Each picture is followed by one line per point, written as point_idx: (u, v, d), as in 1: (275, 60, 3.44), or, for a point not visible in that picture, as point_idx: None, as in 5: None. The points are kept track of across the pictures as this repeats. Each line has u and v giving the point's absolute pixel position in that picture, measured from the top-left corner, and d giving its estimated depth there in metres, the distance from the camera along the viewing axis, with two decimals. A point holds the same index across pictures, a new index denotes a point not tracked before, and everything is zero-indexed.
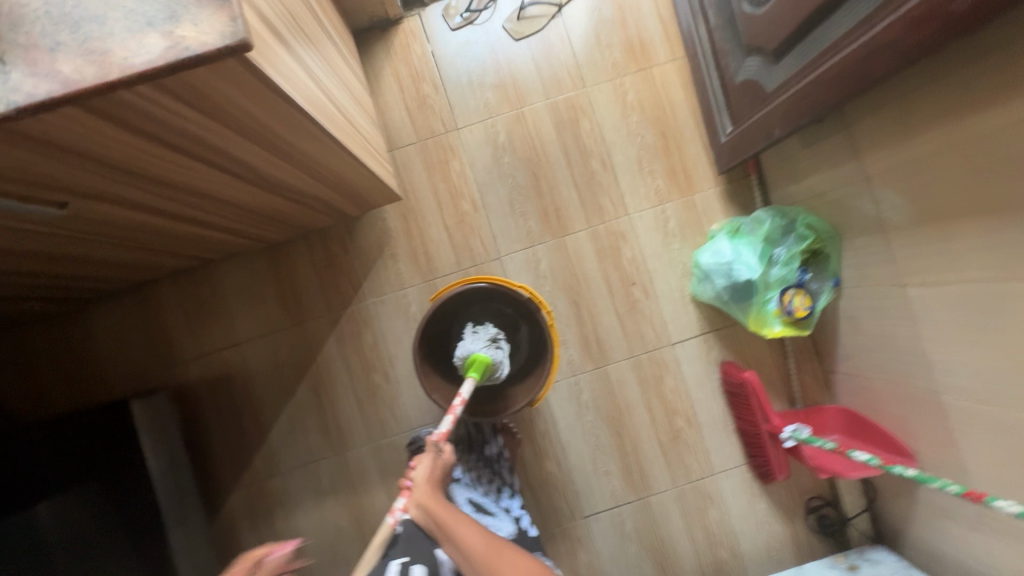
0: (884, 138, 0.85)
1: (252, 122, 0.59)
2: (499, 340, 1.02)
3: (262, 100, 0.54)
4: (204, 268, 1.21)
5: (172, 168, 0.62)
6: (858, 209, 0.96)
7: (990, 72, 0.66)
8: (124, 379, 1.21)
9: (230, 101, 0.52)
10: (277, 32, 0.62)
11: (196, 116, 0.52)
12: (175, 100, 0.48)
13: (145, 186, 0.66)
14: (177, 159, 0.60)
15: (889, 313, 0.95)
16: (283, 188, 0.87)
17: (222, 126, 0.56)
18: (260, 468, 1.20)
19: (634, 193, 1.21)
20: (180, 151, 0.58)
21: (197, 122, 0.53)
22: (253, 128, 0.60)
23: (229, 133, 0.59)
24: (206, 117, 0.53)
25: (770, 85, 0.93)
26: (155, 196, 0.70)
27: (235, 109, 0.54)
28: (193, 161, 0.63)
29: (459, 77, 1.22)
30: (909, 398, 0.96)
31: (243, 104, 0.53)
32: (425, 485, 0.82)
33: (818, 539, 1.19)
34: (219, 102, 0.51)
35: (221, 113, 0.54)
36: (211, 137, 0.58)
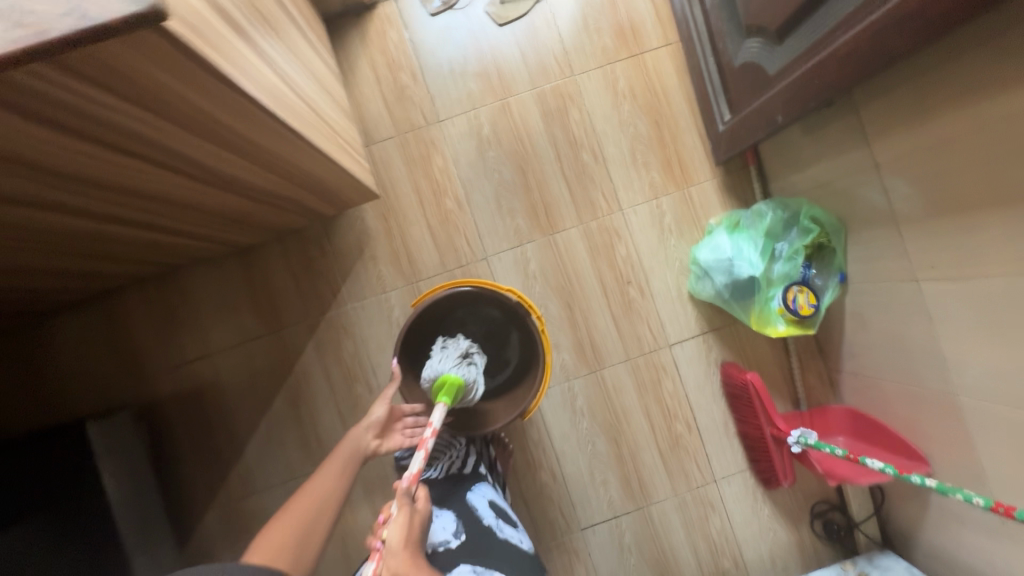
0: (895, 121, 0.79)
1: (189, 109, 0.51)
2: (472, 356, 0.93)
3: (194, 83, 0.47)
4: (170, 274, 1.13)
5: (96, 164, 0.55)
6: (866, 199, 0.90)
7: (1014, 49, 0.60)
8: (86, 395, 1.12)
9: (156, 82, 0.44)
10: (222, 8, 0.55)
11: (114, 101, 0.44)
12: (83, 82, 0.40)
13: (68, 185, 0.59)
14: (101, 154, 0.53)
15: (900, 309, 0.89)
16: (241, 186, 0.79)
17: (151, 114, 0.49)
18: (234, 487, 1.13)
19: (628, 186, 1.15)
20: (101, 143, 0.51)
21: (118, 110, 0.46)
22: (193, 116, 0.53)
23: (162, 121, 0.51)
24: (128, 103, 0.45)
25: (772, 69, 0.87)
26: (81, 195, 0.63)
27: (164, 93, 0.46)
28: (123, 156, 0.56)
29: (439, 65, 1.14)
30: (920, 399, 0.91)
31: (173, 85, 0.46)
32: (402, 549, 0.63)
33: (825, 546, 1.14)
34: (142, 84, 0.44)
35: (148, 99, 0.46)
36: (141, 128, 0.51)
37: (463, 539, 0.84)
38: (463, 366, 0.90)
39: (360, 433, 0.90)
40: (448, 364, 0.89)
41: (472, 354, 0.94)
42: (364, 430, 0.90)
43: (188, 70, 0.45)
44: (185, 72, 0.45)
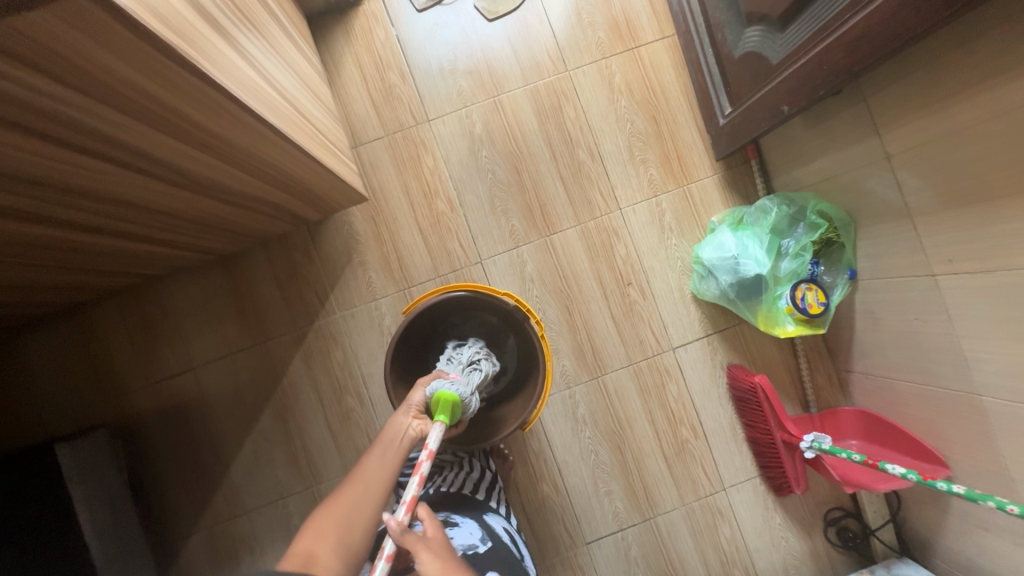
0: (905, 108, 0.76)
1: (135, 92, 0.46)
2: (474, 369, 0.87)
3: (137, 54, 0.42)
4: (149, 285, 1.08)
5: (37, 161, 0.51)
6: (875, 192, 0.86)
7: None
8: (60, 414, 1.06)
9: (84, 53, 0.40)
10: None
11: (35, 77, 0.40)
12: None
13: (12, 185, 0.55)
14: (40, 147, 0.49)
15: (914, 305, 0.85)
16: (217, 190, 0.75)
17: (87, 97, 0.44)
18: (219, 509, 1.07)
19: (626, 184, 1.11)
20: (39, 132, 0.46)
21: (43, 89, 0.41)
22: (139, 100, 0.48)
23: (104, 107, 0.47)
24: (53, 80, 0.41)
25: (775, 58, 0.83)
26: (31, 198, 0.59)
27: (97, 69, 0.42)
28: (70, 151, 0.51)
29: (428, 63, 1.10)
30: (937, 399, 0.86)
31: (107, 59, 0.41)
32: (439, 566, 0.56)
33: (839, 554, 1.10)
34: (66, 54, 0.39)
35: (78, 76, 0.42)
36: (82, 115, 0.46)
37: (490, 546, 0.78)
38: (464, 378, 0.82)
39: (402, 415, 0.76)
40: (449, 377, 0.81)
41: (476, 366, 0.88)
42: (405, 411, 0.76)
43: (121, 37, 0.40)
44: (118, 42, 0.41)
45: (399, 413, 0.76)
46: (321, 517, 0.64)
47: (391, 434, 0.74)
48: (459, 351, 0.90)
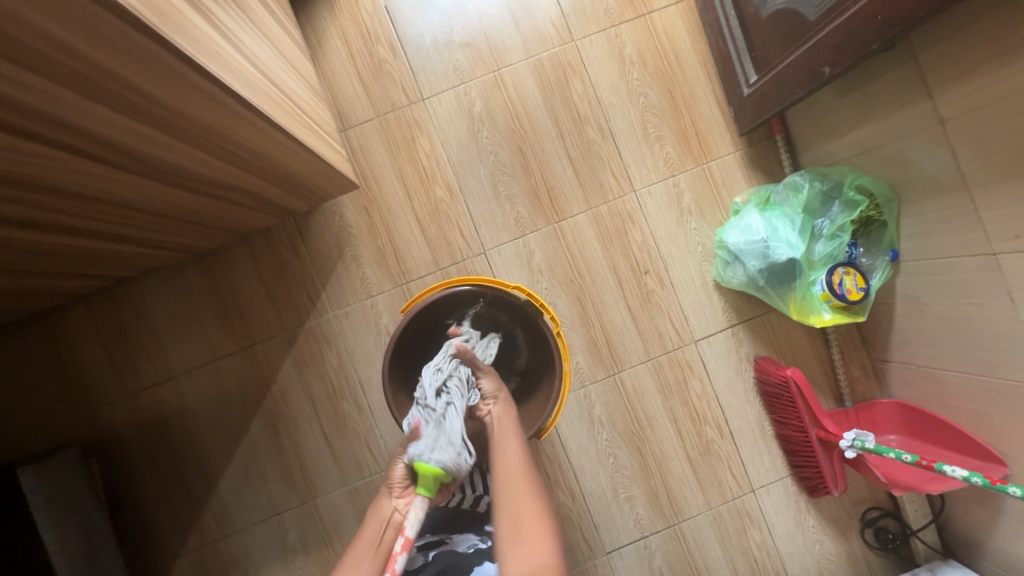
0: (966, 66, 0.67)
1: (68, 58, 0.37)
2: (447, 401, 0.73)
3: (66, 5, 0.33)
4: (122, 287, 0.98)
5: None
6: (925, 165, 0.77)
7: None
8: (32, 431, 0.98)
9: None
10: None
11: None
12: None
13: None
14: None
15: (969, 288, 0.77)
16: (193, 180, 0.65)
17: (9, 65, 0.34)
18: (209, 529, 0.99)
19: (640, 164, 1.02)
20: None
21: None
22: (80, 71, 0.38)
23: (33, 76, 0.37)
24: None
25: (812, 14, 0.74)
26: None
27: (16, 28, 0.32)
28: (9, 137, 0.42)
29: (420, 36, 1.00)
30: (994, 392, 0.78)
31: (27, 13, 0.32)
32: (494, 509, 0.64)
33: (877, 557, 1.02)
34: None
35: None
36: (10, 91, 0.36)
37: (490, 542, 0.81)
38: (441, 434, 0.70)
39: (384, 497, 0.72)
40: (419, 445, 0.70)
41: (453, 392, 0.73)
42: (388, 492, 0.72)
43: None
44: None
45: (383, 496, 0.72)
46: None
47: (382, 518, 0.70)
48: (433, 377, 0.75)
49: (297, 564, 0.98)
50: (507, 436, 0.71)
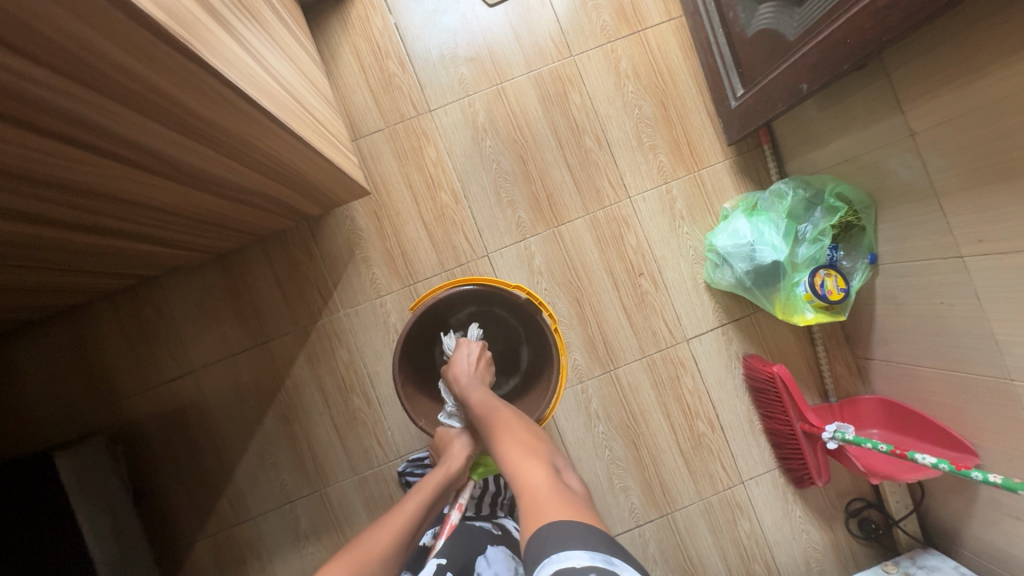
0: (931, 83, 0.73)
1: (126, 78, 0.42)
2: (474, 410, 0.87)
3: (128, 38, 0.39)
4: (145, 286, 1.04)
5: (18, 154, 0.46)
6: (898, 173, 0.83)
7: None
8: (59, 423, 1.03)
9: (70, 35, 0.36)
10: None
11: (17, 62, 0.36)
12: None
13: (18, 189, 0.52)
14: (14, 137, 0.44)
15: (940, 288, 0.82)
16: (221, 186, 0.72)
17: (76, 85, 0.40)
18: (225, 515, 1.04)
19: (635, 172, 1.07)
20: (17, 121, 0.42)
21: (25, 74, 0.37)
22: (136, 89, 0.44)
23: (94, 95, 0.42)
24: (37, 64, 0.37)
25: (792, 34, 0.81)
26: (33, 201, 0.56)
27: (87, 53, 0.38)
28: (73, 150, 0.49)
29: (428, 52, 1.07)
30: (965, 386, 0.83)
31: (96, 42, 0.37)
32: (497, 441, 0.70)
33: (861, 545, 1.07)
34: (54, 37, 0.35)
35: (63, 59, 0.37)
36: (68, 103, 0.42)
37: (501, 532, 0.88)
38: None
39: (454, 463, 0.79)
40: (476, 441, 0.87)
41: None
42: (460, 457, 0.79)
43: (112, 19, 0.37)
44: (110, 25, 0.37)
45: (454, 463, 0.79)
46: (382, 534, 0.69)
47: (444, 473, 0.78)
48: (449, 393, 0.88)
49: (309, 550, 1.03)
50: (479, 392, 0.79)
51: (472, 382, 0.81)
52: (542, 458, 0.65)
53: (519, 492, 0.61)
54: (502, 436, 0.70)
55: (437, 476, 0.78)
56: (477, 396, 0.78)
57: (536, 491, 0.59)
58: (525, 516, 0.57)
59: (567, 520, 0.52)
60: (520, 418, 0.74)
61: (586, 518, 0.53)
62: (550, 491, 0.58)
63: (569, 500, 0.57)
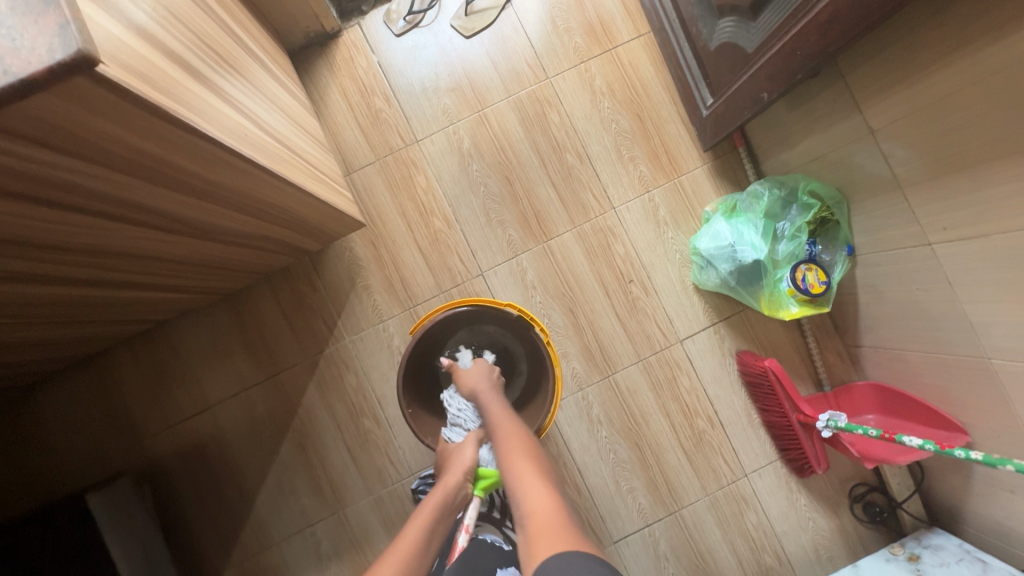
0: (883, 85, 0.77)
1: (144, 158, 0.48)
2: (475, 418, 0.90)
3: (143, 127, 0.44)
4: (161, 329, 1.10)
5: (49, 228, 0.52)
6: (866, 168, 0.86)
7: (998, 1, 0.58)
8: (86, 466, 1.08)
9: (99, 134, 0.41)
10: (186, 62, 0.53)
11: (53, 158, 0.41)
12: (5, 136, 0.36)
13: (47, 256, 0.58)
14: (45, 215, 0.49)
15: (916, 276, 0.85)
16: (226, 234, 0.77)
17: (102, 169, 0.46)
18: (250, 542, 1.08)
19: (617, 183, 1.12)
20: (46, 201, 0.46)
21: (54, 164, 0.42)
22: (150, 165, 0.50)
23: (115, 174, 0.48)
24: (66, 156, 0.42)
25: (749, 47, 0.85)
26: (60, 264, 0.61)
27: (112, 144, 0.43)
28: (97, 220, 0.54)
29: (411, 86, 1.12)
30: (949, 367, 0.86)
31: (120, 134, 0.43)
32: (509, 454, 0.74)
33: (868, 530, 1.09)
34: (85, 138, 0.41)
35: (92, 152, 0.43)
36: (90, 183, 0.47)
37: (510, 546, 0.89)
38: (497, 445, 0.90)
39: (456, 477, 0.79)
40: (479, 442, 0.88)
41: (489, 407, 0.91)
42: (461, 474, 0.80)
43: (133, 115, 0.42)
44: (132, 120, 0.42)
45: (454, 479, 0.79)
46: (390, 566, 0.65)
47: (448, 490, 0.77)
48: (455, 399, 0.92)
49: (331, 570, 1.07)
50: (496, 407, 0.84)
51: (491, 398, 0.86)
52: (546, 479, 0.69)
53: (522, 510, 0.64)
54: (511, 452, 0.74)
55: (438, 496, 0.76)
56: (495, 410, 0.83)
57: (545, 517, 0.60)
58: (529, 535, 0.59)
59: (573, 547, 0.54)
60: (528, 435, 0.79)
61: (587, 543, 0.55)
62: (555, 516, 0.61)
63: (571, 525, 0.59)
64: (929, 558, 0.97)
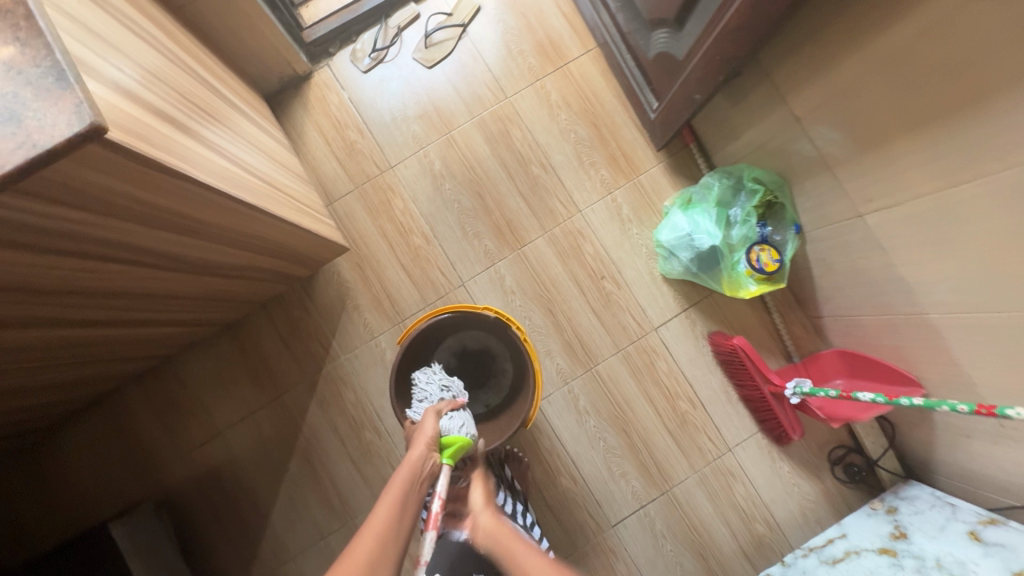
0: (800, 77, 0.86)
1: (143, 205, 0.55)
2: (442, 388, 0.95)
3: (142, 179, 0.51)
4: (166, 365, 1.17)
5: (75, 277, 0.59)
6: (799, 152, 0.95)
7: None
8: (106, 502, 1.14)
9: (105, 188, 0.49)
10: (173, 118, 0.61)
11: (69, 212, 0.48)
12: (29, 198, 0.44)
13: (73, 303, 0.65)
14: (71, 265, 0.56)
15: (855, 246, 0.93)
16: (222, 267, 0.84)
17: (110, 219, 0.53)
18: (268, 560, 1.14)
19: (581, 188, 1.20)
20: (67, 253, 0.54)
21: (70, 218, 0.49)
22: (149, 211, 0.57)
23: (121, 222, 0.55)
24: (79, 211, 0.49)
25: (680, 54, 0.94)
26: (83, 310, 0.69)
27: (118, 195, 0.51)
28: (111, 265, 0.62)
29: (381, 116, 1.21)
30: (896, 326, 0.93)
31: (123, 187, 0.50)
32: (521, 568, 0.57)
33: (850, 490, 1.15)
34: (94, 193, 0.48)
35: (99, 204, 0.50)
36: (99, 232, 0.54)
37: None
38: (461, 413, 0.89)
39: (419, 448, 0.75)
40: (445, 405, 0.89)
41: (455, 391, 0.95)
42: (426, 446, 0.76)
43: (133, 170, 0.49)
44: (133, 174, 0.50)
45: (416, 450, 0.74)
46: (366, 542, 0.59)
47: (417, 461, 0.72)
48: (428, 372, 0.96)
49: None
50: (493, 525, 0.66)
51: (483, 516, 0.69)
52: None
53: None
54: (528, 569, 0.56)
55: (403, 473, 0.69)
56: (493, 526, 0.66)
57: None
58: None
59: None
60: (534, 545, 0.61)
61: None
62: None
63: None
64: (905, 508, 1.03)
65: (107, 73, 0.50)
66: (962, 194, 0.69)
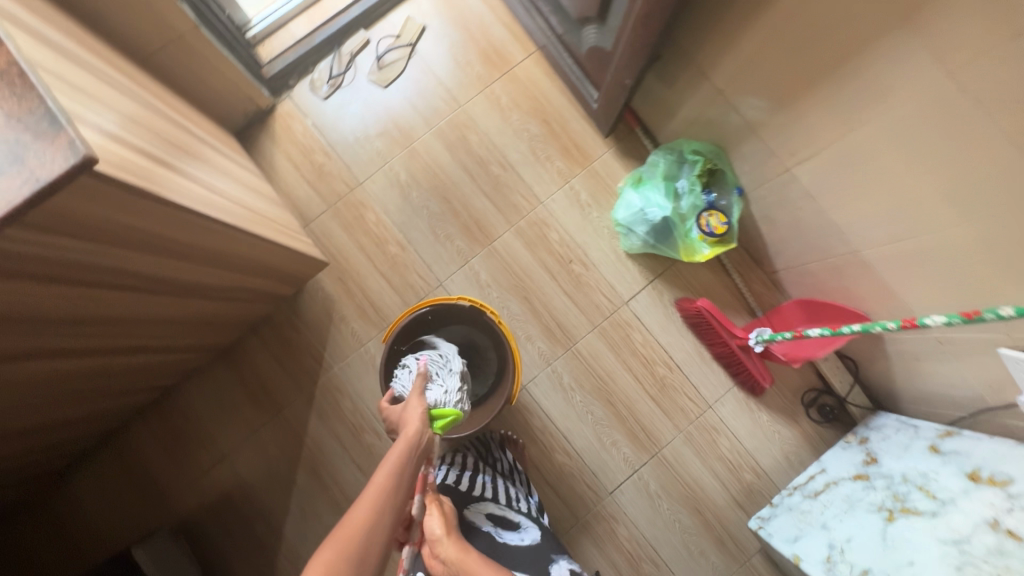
0: (715, 53, 0.95)
1: (135, 232, 0.62)
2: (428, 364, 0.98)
3: (131, 208, 0.58)
4: (169, 396, 1.22)
5: (78, 307, 0.66)
6: (728, 121, 1.03)
7: None
8: (124, 535, 1.19)
9: (100, 217, 0.55)
10: (151, 153, 0.68)
11: (71, 242, 0.55)
12: (35, 231, 0.50)
13: (79, 333, 0.71)
14: (76, 294, 0.63)
15: (790, 199, 1.02)
16: (212, 289, 0.90)
17: (108, 246, 0.60)
18: (286, 570, 1.18)
19: (540, 180, 1.28)
20: (72, 282, 0.60)
21: (74, 247, 0.56)
22: (141, 237, 0.64)
23: (118, 249, 0.62)
24: (80, 240, 0.56)
25: (607, 46, 1.03)
26: (89, 340, 0.75)
27: (112, 224, 0.58)
28: (113, 292, 0.68)
29: (345, 138, 1.28)
30: (838, 267, 1.02)
31: (115, 216, 0.57)
32: None
33: (827, 429, 1.23)
34: (91, 222, 0.55)
35: (96, 233, 0.57)
36: (98, 260, 0.61)
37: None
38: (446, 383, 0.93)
39: (416, 426, 0.76)
40: (434, 380, 0.92)
41: (446, 367, 0.98)
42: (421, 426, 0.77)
43: (123, 200, 0.56)
44: (122, 203, 0.57)
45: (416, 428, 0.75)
46: (364, 510, 0.64)
47: (414, 436, 0.74)
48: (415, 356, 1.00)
49: None
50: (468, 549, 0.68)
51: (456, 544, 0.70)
52: None
53: None
54: None
55: (399, 447, 0.72)
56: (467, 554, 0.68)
57: None
58: None
59: None
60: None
61: None
62: None
63: None
64: (874, 437, 1.10)
65: (91, 118, 0.57)
66: (862, 137, 0.78)
